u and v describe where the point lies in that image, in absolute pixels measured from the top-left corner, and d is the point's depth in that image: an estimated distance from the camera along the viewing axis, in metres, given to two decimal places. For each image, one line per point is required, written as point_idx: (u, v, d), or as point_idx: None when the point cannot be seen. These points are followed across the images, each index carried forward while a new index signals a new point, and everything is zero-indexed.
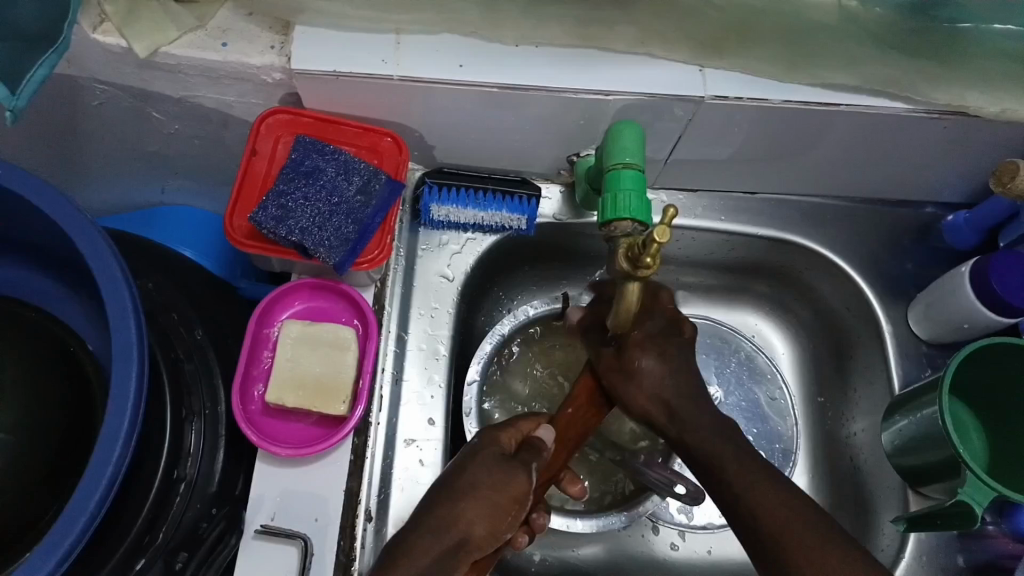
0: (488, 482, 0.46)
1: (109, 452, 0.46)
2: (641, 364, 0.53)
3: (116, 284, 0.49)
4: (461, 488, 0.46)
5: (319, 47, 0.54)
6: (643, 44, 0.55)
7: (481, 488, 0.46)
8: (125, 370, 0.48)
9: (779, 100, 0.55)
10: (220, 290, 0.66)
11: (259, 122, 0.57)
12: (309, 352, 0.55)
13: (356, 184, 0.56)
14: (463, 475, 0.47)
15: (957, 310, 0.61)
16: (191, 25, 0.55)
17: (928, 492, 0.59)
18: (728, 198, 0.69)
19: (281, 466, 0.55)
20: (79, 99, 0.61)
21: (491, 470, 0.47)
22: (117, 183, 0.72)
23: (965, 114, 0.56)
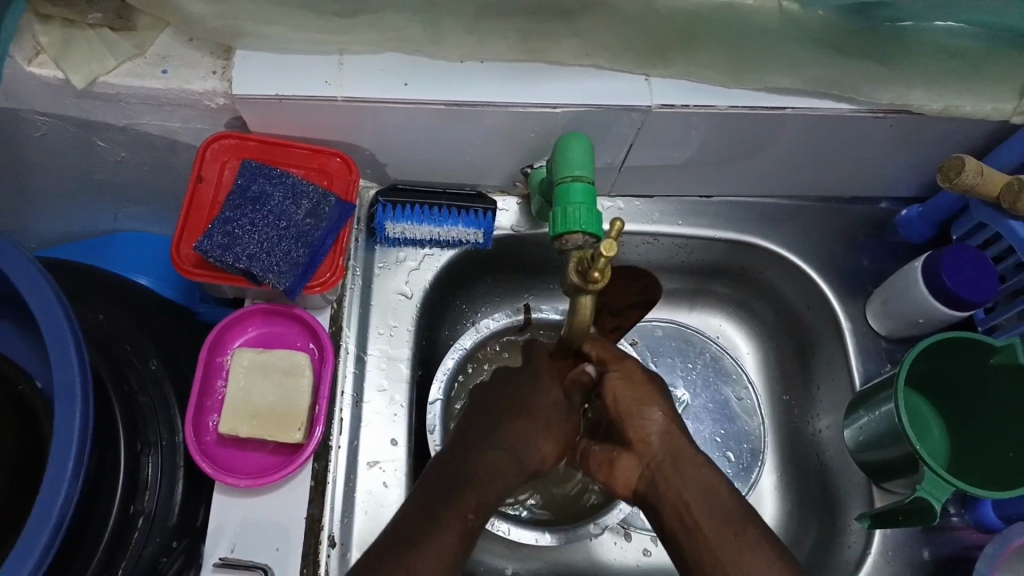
0: (552, 414, 0.50)
1: (54, 494, 0.46)
2: (649, 403, 0.50)
3: (56, 318, 0.48)
4: (531, 415, 0.49)
5: (260, 72, 0.54)
6: (586, 55, 0.55)
7: (545, 421, 0.49)
8: (68, 409, 0.47)
9: (727, 105, 0.56)
10: (175, 317, 0.65)
11: (203, 149, 0.56)
12: (264, 380, 0.55)
13: (304, 207, 0.55)
14: (533, 407, 0.49)
15: (912, 305, 0.62)
16: (129, 53, 0.55)
17: (890, 487, 0.60)
18: (684, 203, 0.69)
19: (239, 497, 0.54)
20: (20, 131, 0.60)
21: (556, 403, 0.50)
22: (68, 212, 0.71)
23: (908, 113, 0.57)
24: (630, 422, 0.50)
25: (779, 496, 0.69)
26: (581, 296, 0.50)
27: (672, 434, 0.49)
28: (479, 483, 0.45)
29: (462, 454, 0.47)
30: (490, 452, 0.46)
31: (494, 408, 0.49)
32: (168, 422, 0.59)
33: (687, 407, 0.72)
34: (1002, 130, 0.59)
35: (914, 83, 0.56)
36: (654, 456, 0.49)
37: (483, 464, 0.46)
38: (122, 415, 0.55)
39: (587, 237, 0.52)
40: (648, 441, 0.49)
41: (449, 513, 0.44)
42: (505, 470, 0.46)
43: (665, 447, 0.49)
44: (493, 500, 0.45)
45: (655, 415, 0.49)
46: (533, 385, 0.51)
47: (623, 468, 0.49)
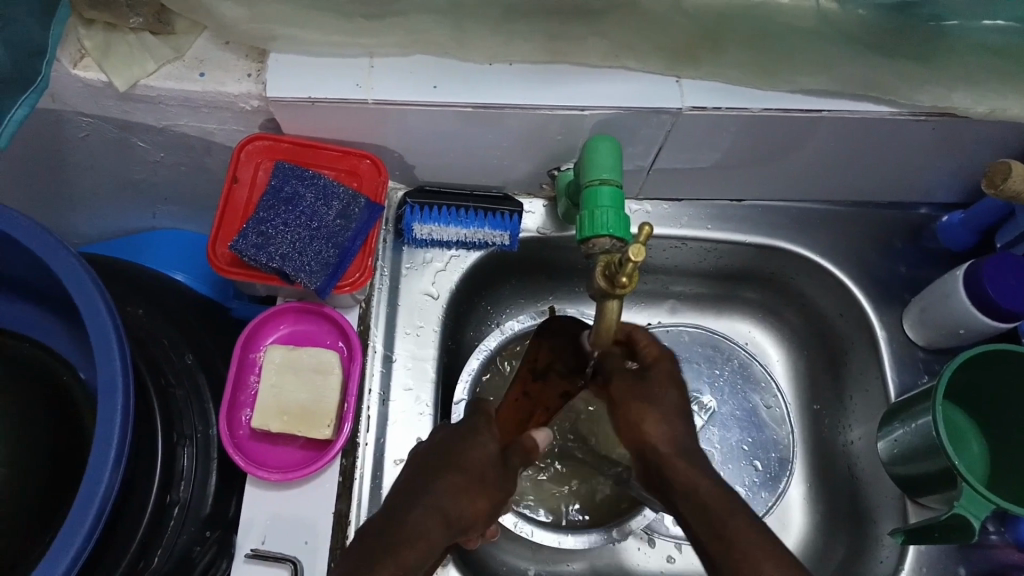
0: (484, 471, 0.44)
1: (96, 483, 0.47)
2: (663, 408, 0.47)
3: (99, 314, 0.50)
4: (462, 474, 0.43)
5: (293, 75, 0.55)
6: (614, 57, 0.55)
7: (472, 480, 0.43)
8: (110, 402, 0.49)
9: (757, 107, 0.55)
10: (208, 315, 0.67)
11: (239, 150, 0.57)
12: (294, 378, 0.56)
13: (335, 208, 0.56)
14: (467, 463, 0.43)
15: (952, 315, 0.60)
16: (168, 57, 0.56)
17: (924, 502, 0.58)
18: (713, 206, 0.68)
19: (269, 490, 0.56)
20: (65, 132, 0.62)
21: (483, 462, 0.44)
22: (109, 211, 0.74)
23: (952, 115, 0.55)
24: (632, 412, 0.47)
25: (808, 506, 0.67)
26: (609, 301, 0.50)
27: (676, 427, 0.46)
28: (404, 547, 0.38)
29: (391, 511, 0.41)
30: (420, 510, 0.40)
31: (430, 465, 0.43)
32: (203, 415, 0.60)
33: (713, 414, 0.70)
34: None
35: (957, 85, 0.54)
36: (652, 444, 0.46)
37: (411, 528, 0.39)
38: (160, 407, 0.57)
39: (614, 241, 0.52)
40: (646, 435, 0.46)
41: (375, 563, 0.37)
42: (432, 532, 0.40)
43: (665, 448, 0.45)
44: (413, 562, 0.38)
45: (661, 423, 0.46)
46: (466, 440, 0.45)
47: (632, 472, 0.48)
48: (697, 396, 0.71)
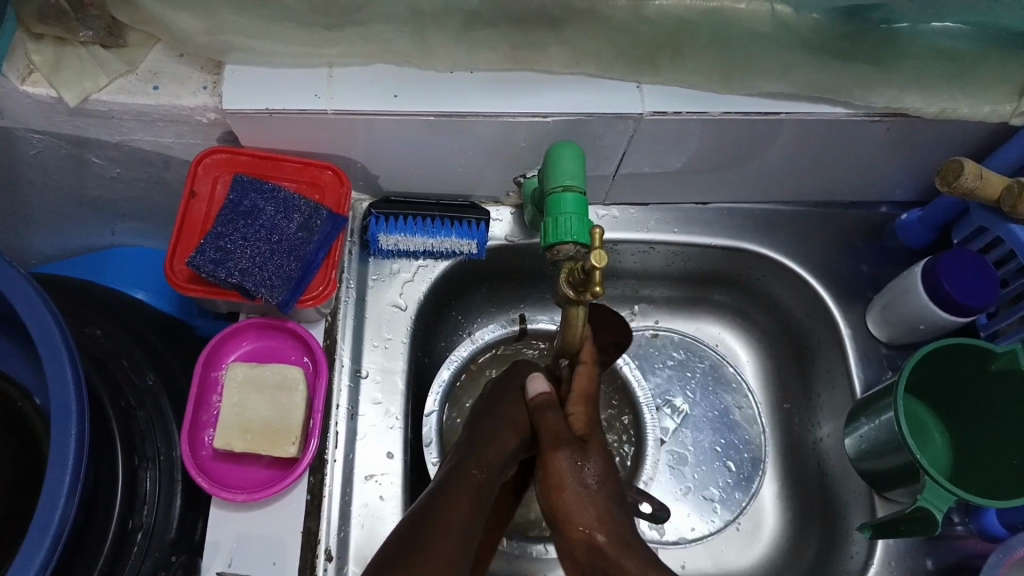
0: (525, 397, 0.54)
1: (51, 511, 0.46)
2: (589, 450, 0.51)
3: (50, 335, 0.48)
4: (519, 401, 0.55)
5: (250, 87, 0.54)
6: (577, 63, 0.56)
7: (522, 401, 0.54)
8: (64, 427, 0.47)
9: (717, 110, 0.55)
10: (170, 334, 0.65)
11: (196, 164, 0.56)
12: (256, 395, 0.54)
13: (297, 220, 0.55)
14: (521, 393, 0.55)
15: (913, 311, 0.61)
16: (121, 70, 0.55)
17: (892, 496, 0.59)
18: (679, 210, 0.69)
19: (234, 512, 0.54)
20: (16, 149, 0.60)
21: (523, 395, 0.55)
22: (67, 229, 0.72)
23: (903, 116, 0.56)
24: (555, 485, 0.49)
25: (780, 505, 0.68)
26: (574, 307, 0.50)
27: (593, 499, 0.48)
28: (485, 450, 0.50)
29: (473, 431, 0.52)
30: (495, 424, 0.52)
31: (500, 393, 0.55)
32: (167, 437, 0.59)
33: (686, 416, 0.71)
34: (1001, 132, 0.59)
35: (909, 85, 0.55)
36: (570, 523, 0.48)
37: (486, 439, 0.51)
38: (119, 430, 0.55)
39: (578, 247, 0.52)
40: (563, 495, 0.48)
41: (472, 463, 0.49)
42: (505, 439, 0.52)
43: (580, 508, 0.48)
44: (494, 457, 0.50)
45: (589, 466, 0.49)
46: (507, 381, 0.57)
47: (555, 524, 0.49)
48: (669, 399, 0.71)
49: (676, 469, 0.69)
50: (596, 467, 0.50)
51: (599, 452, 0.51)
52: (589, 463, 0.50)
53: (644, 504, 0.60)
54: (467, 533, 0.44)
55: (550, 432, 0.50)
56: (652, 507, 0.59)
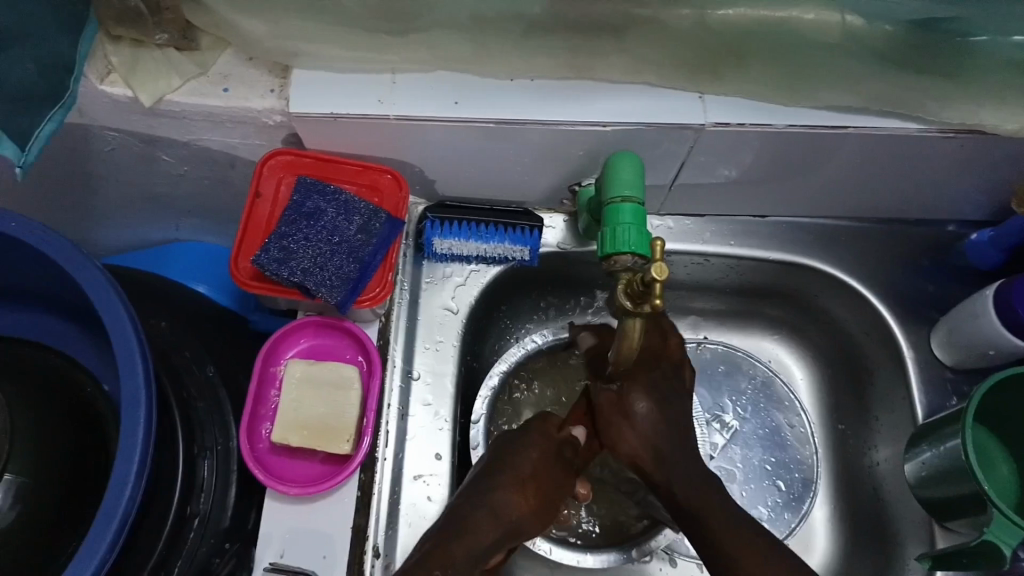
0: (535, 470, 0.51)
1: (118, 496, 0.47)
2: (637, 391, 0.53)
3: (124, 326, 0.50)
4: (515, 479, 0.50)
5: (316, 91, 0.55)
6: (638, 73, 0.55)
7: (529, 477, 0.50)
8: (133, 416, 0.49)
9: (783, 124, 0.54)
10: (229, 328, 0.67)
11: (262, 165, 0.58)
12: (313, 392, 0.56)
13: (357, 222, 0.56)
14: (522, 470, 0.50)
15: (981, 335, 0.58)
16: (193, 72, 0.57)
17: (952, 526, 0.57)
18: (737, 222, 0.68)
19: (288, 505, 0.55)
20: (92, 147, 0.63)
21: (536, 463, 0.51)
22: (134, 223, 0.75)
23: (979, 133, 0.54)
24: (617, 427, 0.53)
25: (833, 528, 0.66)
26: (631, 319, 0.50)
27: (654, 431, 0.51)
28: (465, 537, 0.46)
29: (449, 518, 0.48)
30: (480, 511, 0.48)
31: (489, 473, 0.50)
32: (224, 428, 0.60)
33: (736, 432, 0.70)
34: None
35: (986, 102, 0.53)
36: (639, 453, 0.52)
37: (473, 520, 0.47)
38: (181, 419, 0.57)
39: (636, 258, 0.52)
40: (630, 434, 0.52)
41: (436, 554, 0.45)
42: (482, 531, 0.47)
43: (649, 442, 0.51)
44: (464, 553, 0.45)
45: (642, 400, 0.52)
46: (517, 446, 0.52)
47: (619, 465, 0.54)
48: (719, 414, 0.70)
49: (724, 485, 0.67)
50: (645, 402, 0.52)
51: (648, 394, 0.53)
52: (639, 396, 0.52)
53: None
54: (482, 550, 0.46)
55: (601, 407, 0.54)
56: None
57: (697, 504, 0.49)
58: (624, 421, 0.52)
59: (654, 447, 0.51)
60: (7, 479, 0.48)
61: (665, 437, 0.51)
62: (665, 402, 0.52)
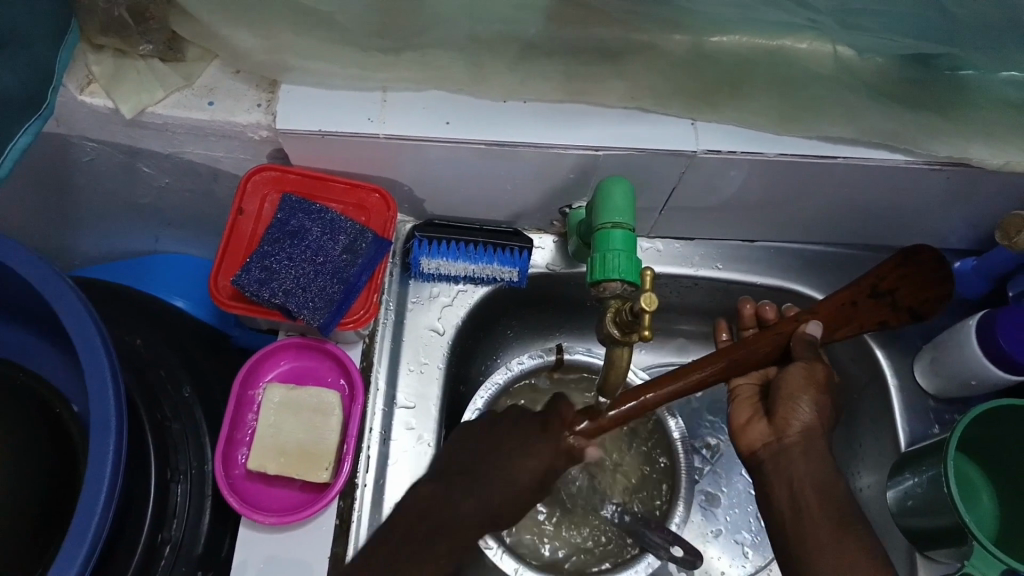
0: (530, 485, 0.54)
1: (84, 527, 0.45)
2: (806, 398, 0.51)
3: (94, 349, 0.48)
4: (507, 464, 0.54)
5: (304, 108, 0.54)
6: (632, 99, 0.55)
7: (526, 484, 0.54)
8: (102, 442, 0.47)
9: (774, 152, 0.54)
10: (210, 345, 0.66)
11: (245, 181, 0.56)
12: (292, 418, 0.54)
13: (342, 242, 0.55)
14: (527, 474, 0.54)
15: (964, 366, 0.59)
16: (178, 85, 0.55)
17: (934, 555, 0.57)
18: (725, 246, 0.68)
19: (264, 533, 0.53)
20: (71, 156, 0.61)
21: (536, 470, 0.54)
22: (112, 233, 0.73)
23: (966, 165, 0.54)
24: (783, 402, 0.51)
25: None
26: (619, 348, 0.50)
27: (817, 438, 0.50)
28: (460, 524, 0.51)
29: (435, 494, 0.52)
30: (463, 502, 0.52)
31: (490, 456, 0.55)
32: (200, 451, 0.59)
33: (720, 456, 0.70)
34: None
35: (977, 135, 0.53)
36: (788, 436, 0.50)
37: (463, 508, 0.52)
38: (155, 442, 0.55)
39: (626, 285, 0.51)
40: (791, 424, 0.51)
41: (423, 546, 0.49)
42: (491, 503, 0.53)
43: (806, 440, 0.50)
44: (467, 536, 0.52)
45: (808, 410, 0.51)
46: (525, 454, 0.55)
47: (754, 430, 0.53)
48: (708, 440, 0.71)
49: (707, 510, 0.68)
50: (814, 408, 0.51)
51: (826, 402, 0.52)
52: (807, 399, 0.51)
53: (674, 547, 0.59)
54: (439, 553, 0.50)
55: (784, 379, 0.52)
56: (684, 552, 0.58)
57: (833, 513, 0.46)
58: (822, 391, 0.52)
59: (811, 436, 0.50)
60: None
61: (825, 450, 0.49)
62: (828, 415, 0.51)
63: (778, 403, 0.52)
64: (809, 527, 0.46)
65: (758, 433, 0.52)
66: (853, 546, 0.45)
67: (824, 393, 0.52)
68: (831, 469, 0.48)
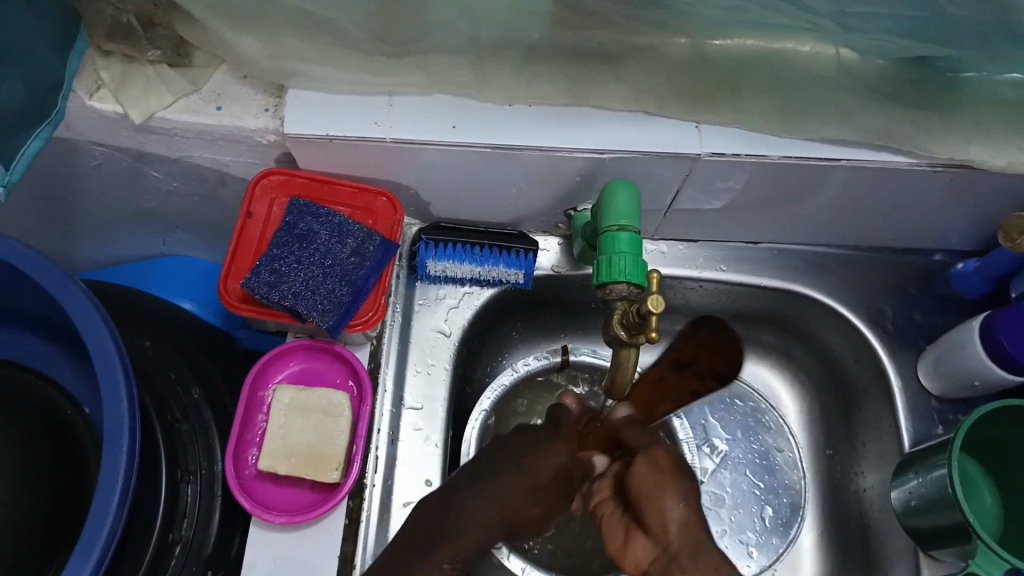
0: (546, 484, 0.55)
1: (98, 528, 0.46)
2: (673, 491, 0.47)
3: (106, 351, 0.49)
4: (519, 471, 0.54)
5: (311, 113, 0.54)
6: (637, 102, 0.55)
7: (539, 489, 0.54)
8: (115, 446, 0.47)
9: (777, 154, 0.55)
10: (218, 347, 0.66)
11: (254, 185, 0.57)
12: (302, 419, 0.55)
13: (350, 245, 0.55)
14: (540, 477, 0.54)
15: (966, 367, 0.60)
16: (185, 89, 0.56)
17: (938, 554, 0.58)
18: (729, 248, 0.69)
19: (273, 533, 0.54)
20: (78, 161, 0.62)
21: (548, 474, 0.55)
22: (118, 237, 0.73)
23: (969, 167, 0.55)
24: (647, 504, 0.47)
25: (820, 554, 0.67)
26: (626, 349, 0.51)
27: (692, 532, 0.45)
28: (468, 513, 0.51)
29: (455, 507, 0.52)
30: (479, 504, 0.52)
31: (502, 459, 0.54)
32: (209, 452, 0.59)
33: (725, 456, 0.71)
34: None
35: (978, 137, 0.54)
36: (670, 542, 0.45)
37: (472, 510, 0.52)
38: (164, 444, 0.56)
39: (631, 287, 0.51)
40: (668, 526, 0.45)
41: (427, 553, 0.49)
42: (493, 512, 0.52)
43: (684, 537, 0.45)
44: (468, 542, 0.51)
45: (676, 504, 0.46)
46: (539, 451, 0.55)
47: (636, 548, 0.47)
48: (710, 439, 0.71)
49: (713, 510, 0.68)
50: (681, 502, 0.46)
51: (691, 496, 0.47)
52: (671, 492, 0.47)
53: None
54: (473, 538, 0.51)
55: (634, 479, 0.49)
56: None
57: None
58: (667, 476, 0.48)
59: (689, 527, 0.45)
60: None
61: (709, 544, 0.44)
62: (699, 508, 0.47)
63: (654, 501, 0.47)
64: None
65: (643, 550, 0.46)
66: None
67: (689, 483, 0.48)
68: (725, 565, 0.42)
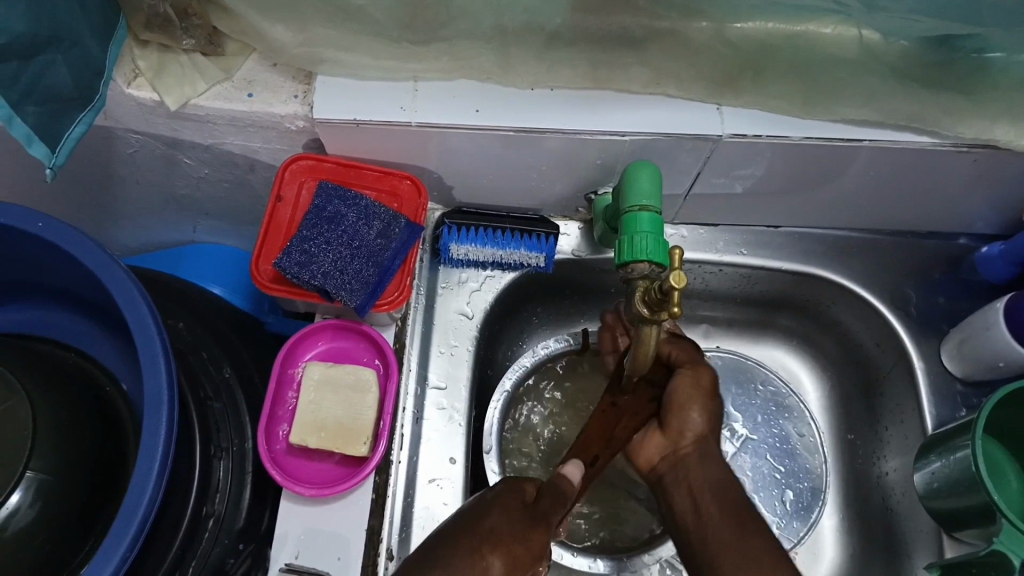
0: (496, 530, 0.44)
1: (139, 496, 0.47)
2: (695, 406, 0.56)
3: (146, 327, 0.50)
4: (468, 518, 0.45)
5: (340, 98, 0.56)
6: (657, 85, 0.56)
7: (491, 532, 0.44)
8: (155, 417, 0.49)
9: (798, 136, 0.55)
10: (248, 330, 0.68)
11: (283, 169, 0.59)
12: (331, 395, 0.56)
13: (376, 227, 0.57)
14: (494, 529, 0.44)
15: (991, 348, 0.59)
16: (218, 78, 0.58)
17: (961, 537, 0.57)
18: (749, 232, 0.69)
19: (303, 506, 0.55)
20: (115, 148, 0.64)
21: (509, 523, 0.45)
22: (152, 223, 0.76)
23: (994, 147, 0.55)
24: (674, 414, 0.56)
25: (841, 537, 0.67)
26: (648, 327, 0.51)
27: (707, 444, 0.55)
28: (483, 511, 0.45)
29: (448, 525, 0.44)
30: (494, 520, 0.44)
31: (473, 503, 0.46)
32: (239, 429, 0.61)
33: (746, 441, 0.71)
34: None
35: (1003, 117, 0.53)
36: (683, 446, 0.55)
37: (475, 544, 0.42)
38: (198, 421, 0.57)
39: (653, 266, 0.52)
40: (684, 435, 0.55)
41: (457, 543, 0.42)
42: (493, 511, 0.45)
43: (698, 446, 0.55)
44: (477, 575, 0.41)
45: (697, 415, 0.55)
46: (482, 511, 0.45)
47: (650, 447, 0.57)
48: (731, 422, 0.71)
49: None
50: (700, 416, 0.56)
51: (711, 407, 0.56)
52: (696, 408, 0.56)
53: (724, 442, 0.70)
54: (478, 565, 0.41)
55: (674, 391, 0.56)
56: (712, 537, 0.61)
57: (729, 515, 0.50)
58: (696, 394, 0.56)
59: (704, 438, 0.55)
60: (28, 476, 0.47)
61: (715, 451, 0.55)
62: (715, 414, 0.56)
63: (681, 412, 0.56)
64: (712, 536, 0.50)
65: (655, 447, 0.56)
66: (743, 524, 0.49)
67: (709, 399, 0.56)
68: (724, 472, 0.53)
